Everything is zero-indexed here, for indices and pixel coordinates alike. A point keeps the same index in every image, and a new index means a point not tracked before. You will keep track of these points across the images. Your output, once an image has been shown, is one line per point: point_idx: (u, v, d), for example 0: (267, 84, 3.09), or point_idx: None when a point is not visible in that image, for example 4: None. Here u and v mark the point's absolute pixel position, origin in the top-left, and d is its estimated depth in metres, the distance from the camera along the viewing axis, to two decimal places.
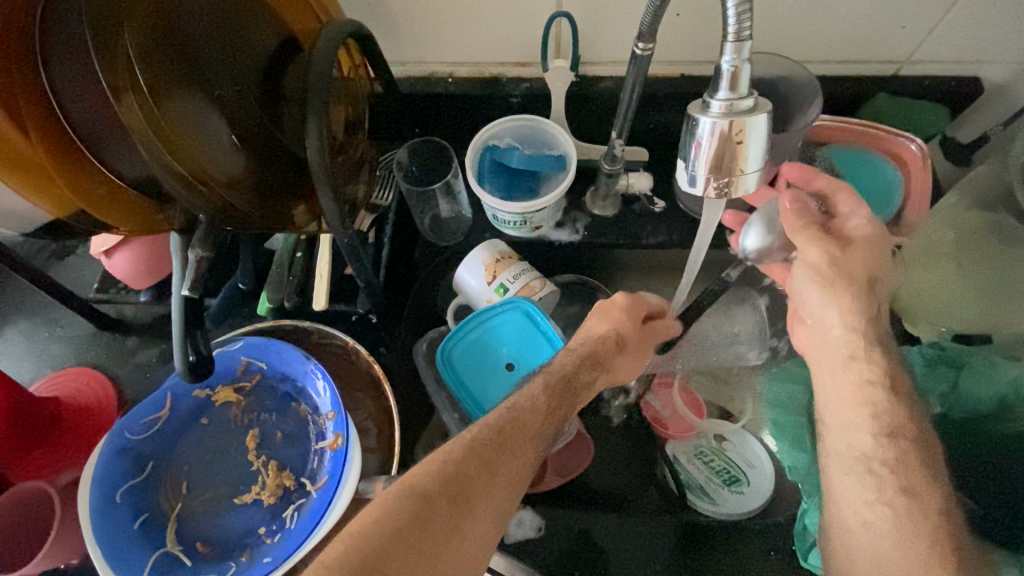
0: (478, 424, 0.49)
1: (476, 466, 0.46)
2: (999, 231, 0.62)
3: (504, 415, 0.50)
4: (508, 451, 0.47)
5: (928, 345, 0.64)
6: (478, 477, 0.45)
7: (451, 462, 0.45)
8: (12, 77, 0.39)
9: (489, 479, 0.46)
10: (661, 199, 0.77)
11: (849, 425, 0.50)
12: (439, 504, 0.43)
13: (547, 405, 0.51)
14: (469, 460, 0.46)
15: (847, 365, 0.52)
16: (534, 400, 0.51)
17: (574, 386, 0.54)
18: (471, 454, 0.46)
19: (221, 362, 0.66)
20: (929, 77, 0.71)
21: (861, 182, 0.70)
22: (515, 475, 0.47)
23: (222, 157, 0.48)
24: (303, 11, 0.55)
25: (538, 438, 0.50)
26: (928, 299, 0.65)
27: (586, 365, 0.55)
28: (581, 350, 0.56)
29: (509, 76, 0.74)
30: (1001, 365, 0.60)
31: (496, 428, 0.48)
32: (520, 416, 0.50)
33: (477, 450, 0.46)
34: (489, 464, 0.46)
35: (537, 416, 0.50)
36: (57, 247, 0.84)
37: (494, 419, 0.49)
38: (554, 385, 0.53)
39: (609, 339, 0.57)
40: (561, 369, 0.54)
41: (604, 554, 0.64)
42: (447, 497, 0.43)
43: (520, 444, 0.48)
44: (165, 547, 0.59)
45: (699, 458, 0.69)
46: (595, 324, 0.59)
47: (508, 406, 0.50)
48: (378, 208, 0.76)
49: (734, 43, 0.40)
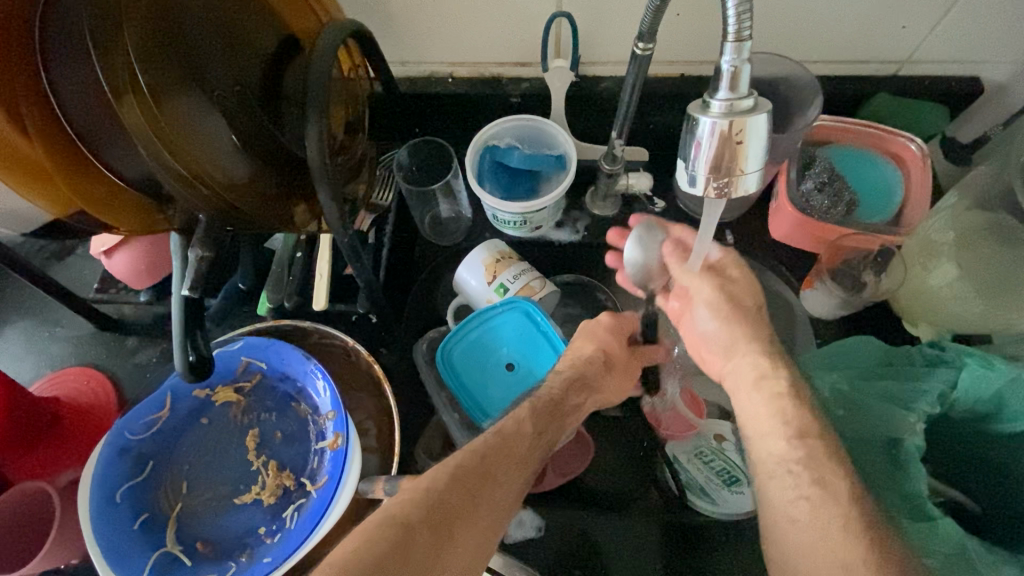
0: (462, 450, 0.49)
1: (460, 495, 0.45)
2: (999, 232, 0.59)
3: (489, 441, 0.50)
4: (493, 478, 0.48)
5: (929, 346, 0.61)
6: (461, 506, 0.45)
7: (435, 490, 0.45)
8: (13, 77, 0.40)
9: (473, 507, 0.46)
10: (660, 199, 0.79)
11: (762, 433, 0.47)
12: (421, 533, 0.42)
13: (534, 428, 0.52)
14: (454, 489, 0.45)
15: (757, 384, 0.48)
16: (521, 423, 0.51)
17: (560, 411, 0.55)
18: (455, 482, 0.46)
19: (221, 362, 0.65)
20: (929, 77, 0.71)
21: (861, 183, 0.71)
22: (500, 503, 0.47)
23: (223, 158, 0.48)
24: (303, 11, 0.55)
25: (524, 463, 0.50)
26: (926, 303, 0.66)
27: (574, 388, 0.57)
28: (568, 373, 0.58)
29: (509, 76, 0.74)
30: (998, 365, 0.54)
31: (480, 454, 0.48)
32: (507, 439, 0.50)
33: (461, 477, 0.46)
34: (473, 492, 0.46)
35: (523, 440, 0.51)
36: (57, 247, 0.84)
37: (479, 444, 0.49)
38: (541, 407, 0.54)
39: (596, 360, 0.58)
40: (548, 394, 0.55)
41: (604, 554, 0.66)
42: (429, 527, 0.43)
43: (507, 469, 0.49)
44: (164, 547, 0.59)
45: (699, 459, 0.64)
46: (581, 344, 0.60)
47: (495, 431, 0.50)
48: (378, 207, 0.75)
49: (734, 43, 0.40)
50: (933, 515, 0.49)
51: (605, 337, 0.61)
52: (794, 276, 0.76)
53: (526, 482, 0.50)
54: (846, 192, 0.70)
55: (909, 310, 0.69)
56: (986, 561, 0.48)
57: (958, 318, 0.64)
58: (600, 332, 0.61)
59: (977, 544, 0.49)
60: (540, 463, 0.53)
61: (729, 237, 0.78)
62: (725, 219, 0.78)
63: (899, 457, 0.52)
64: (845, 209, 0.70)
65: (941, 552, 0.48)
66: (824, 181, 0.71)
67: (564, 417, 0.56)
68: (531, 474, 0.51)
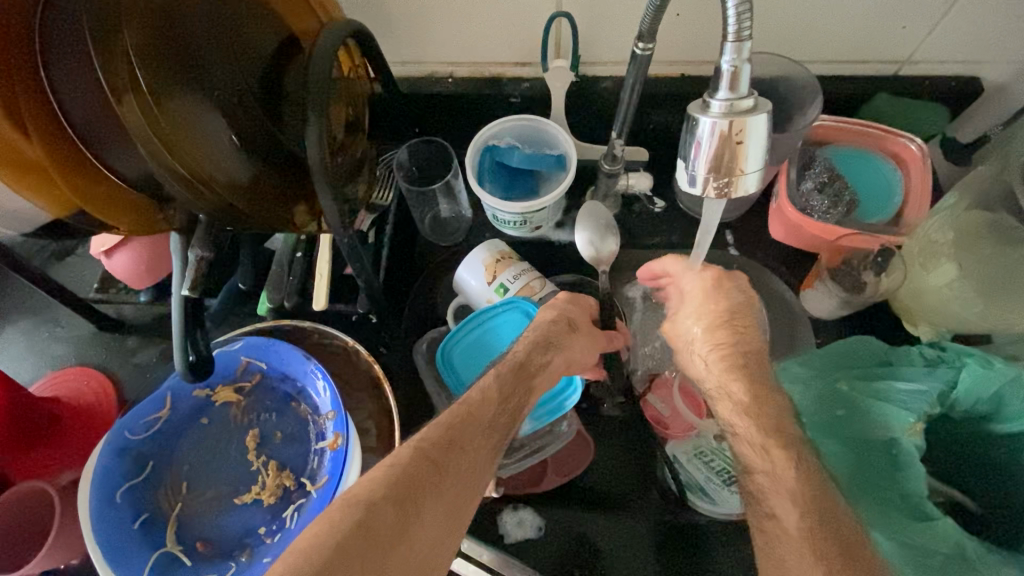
0: (428, 425, 0.49)
1: (423, 467, 0.45)
2: (999, 231, 0.59)
3: (453, 413, 0.50)
4: (457, 450, 0.48)
5: (928, 346, 0.61)
6: (426, 478, 0.45)
7: (397, 466, 0.45)
8: (12, 78, 0.40)
9: (438, 478, 0.46)
10: (661, 199, 0.79)
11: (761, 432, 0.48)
12: (384, 509, 0.42)
13: (499, 393, 0.53)
14: (417, 462, 0.45)
15: None
16: (485, 390, 0.53)
17: (525, 371, 0.56)
18: (418, 456, 0.46)
19: (221, 362, 0.66)
20: (929, 77, 0.71)
21: (862, 183, 0.72)
22: (466, 471, 0.48)
23: (224, 158, 0.48)
24: (303, 12, 0.55)
25: (489, 430, 0.51)
26: (925, 302, 0.66)
27: (536, 346, 0.58)
28: (534, 335, 0.59)
29: (509, 76, 0.74)
30: (999, 365, 0.55)
31: (445, 426, 0.49)
32: (472, 409, 0.51)
33: (424, 451, 0.46)
34: (436, 463, 0.46)
35: (487, 408, 0.52)
36: (58, 246, 0.84)
37: (444, 418, 0.50)
38: (505, 372, 0.55)
39: (560, 321, 0.60)
40: (513, 356, 0.57)
41: (604, 554, 0.66)
42: (394, 501, 0.42)
43: (471, 440, 0.49)
44: (164, 547, 0.59)
45: (699, 458, 0.64)
46: (543, 311, 0.62)
47: (460, 401, 0.52)
48: (378, 207, 0.75)
49: (735, 43, 0.40)
50: (932, 515, 0.49)
51: (565, 304, 0.63)
52: (794, 277, 0.76)
53: (494, 448, 0.51)
54: (846, 193, 0.70)
55: (909, 310, 0.68)
56: (987, 561, 0.48)
57: (959, 319, 0.64)
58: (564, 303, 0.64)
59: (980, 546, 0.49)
60: (510, 427, 0.53)
61: (729, 237, 0.78)
62: (725, 219, 0.78)
63: (899, 457, 0.53)
64: (845, 209, 0.70)
65: (940, 552, 0.48)
66: (824, 181, 0.71)
67: (531, 380, 0.56)
68: (499, 442, 0.51)
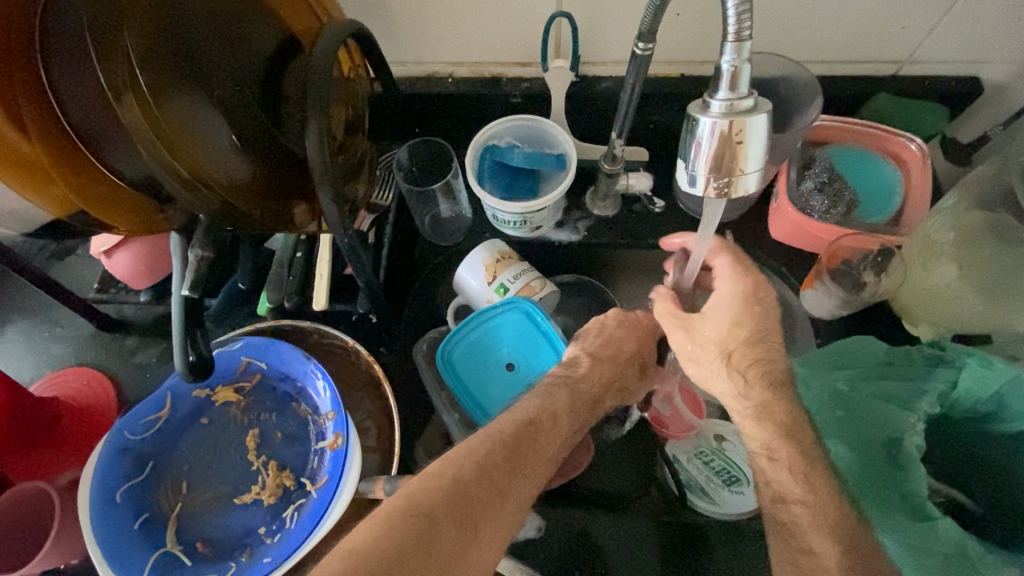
0: (488, 439, 0.50)
1: (485, 487, 0.46)
2: (998, 232, 0.58)
3: (518, 432, 0.51)
4: (518, 472, 0.49)
5: (929, 346, 0.62)
6: (486, 499, 0.46)
7: (460, 481, 0.45)
8: (13, 77, 0.40)
9: (497, 498, 0.46)
10: (661, 199, 0.78)
11: None
12: (445, 526, 0.42)
13: (545, 416, 0.54)
14: (480, 481, 0.46)
15: None
16: (559, 419, 0.54)
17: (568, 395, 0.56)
18: (482, 474, 0.47)
19: (221, 363, 0.65)
20: (929, 77, 0.71)
21: (861, 183, 0.72)
22: (523, 495, 0.49)
23: (222, 157, 0.48)
24: (303, 11, 0.55)
25: (550, 461, 0.53)
26: (920, 300, 0.66)
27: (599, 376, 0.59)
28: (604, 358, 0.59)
29: (509, 76, 0.74)
30: (998, 365, 0.54)
31: (510, 447, 0.50)
32: (532, 435, 0.52)
33: (489, 470, 0.47)
34: (497, 482, 0.47)
35: (549, 433, 0.53)
36: (58, 246, 0.85)
37: (502, 434, 0.51)
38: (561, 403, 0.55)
39: (635, 360, 0.62)
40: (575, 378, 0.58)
41: (604, 554, 0.66)
42: (454, 520, 0.43)
43: (532, 463, 0.51)
44: (165, 548, 0.59)
45: (699, 458, 0.65)
46: (623, 336, 0.63)
47: (529, 423, 0.53)
48: (378, 207, 0.76)
49: (735, 42, 0.40)
50: (932, 515, 0.49)
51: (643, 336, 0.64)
52: (795, 277, 0.76)
53: (546, 476, 0.53)
54: (846, 193, 0.71)
55: (909, 311, 0.69)
56: (987, 561, 0.48)
57: (959, 318, 0.64)
58: (638, 325, 0.64)
59: (983, 548, 0.49)
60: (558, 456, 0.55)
61: (729, 237, 0.78)
62: (725, 219, 0.78)
63: (899, 457, 0.53)
64: (845, 209, 0.71)
65: (940, 552, 0.48)
66: (824, 181, 0.72)
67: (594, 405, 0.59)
68: (548, 471, 0.53)
